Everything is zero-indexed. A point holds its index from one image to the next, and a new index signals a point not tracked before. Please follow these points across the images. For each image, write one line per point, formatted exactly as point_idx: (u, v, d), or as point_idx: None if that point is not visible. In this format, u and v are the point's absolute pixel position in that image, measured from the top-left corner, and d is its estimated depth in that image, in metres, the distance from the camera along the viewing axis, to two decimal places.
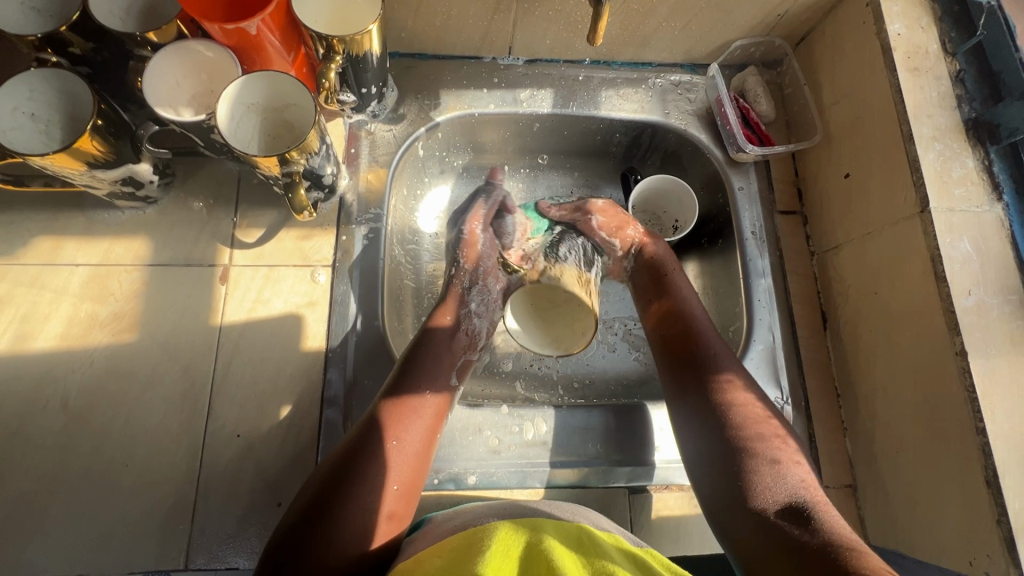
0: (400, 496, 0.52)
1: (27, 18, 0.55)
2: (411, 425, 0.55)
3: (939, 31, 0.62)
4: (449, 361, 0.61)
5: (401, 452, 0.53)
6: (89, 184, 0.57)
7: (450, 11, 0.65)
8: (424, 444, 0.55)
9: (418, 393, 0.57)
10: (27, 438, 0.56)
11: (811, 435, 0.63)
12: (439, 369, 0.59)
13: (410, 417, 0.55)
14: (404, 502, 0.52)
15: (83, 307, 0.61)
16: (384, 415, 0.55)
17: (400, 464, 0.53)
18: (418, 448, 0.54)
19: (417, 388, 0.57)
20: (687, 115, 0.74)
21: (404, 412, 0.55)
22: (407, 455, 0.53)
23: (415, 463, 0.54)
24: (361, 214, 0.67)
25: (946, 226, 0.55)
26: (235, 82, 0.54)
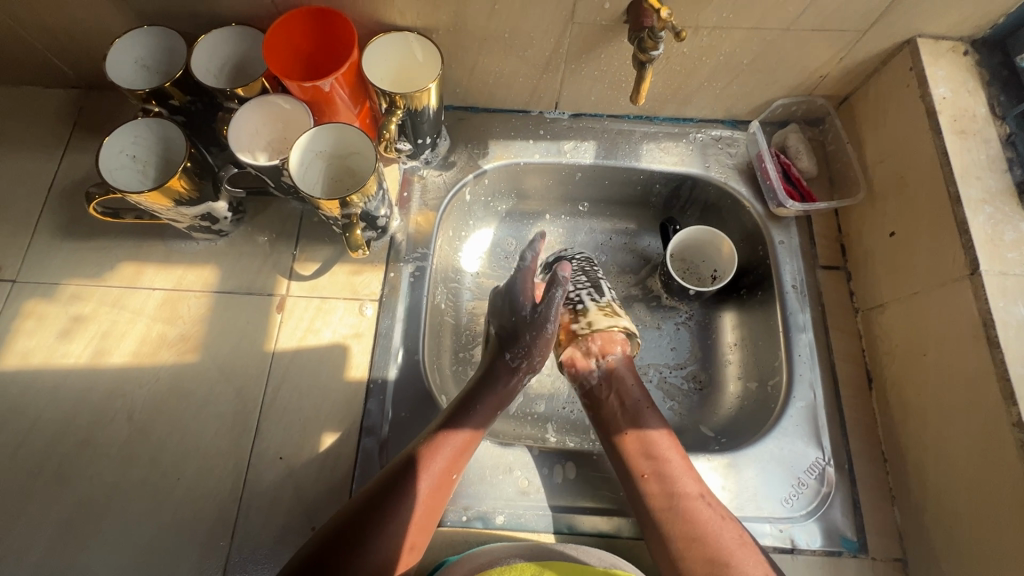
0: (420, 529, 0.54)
1: (136, 74, 0.64)
2: (435, 455, 0.57)
3: (987, 95, 0.62)
4: (507, 386, 0.64)
5: (436, 476, 0.56)
6: (173, 218, 0.64)
7: (502, 71, 0.71)
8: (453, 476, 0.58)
9: (456, 431, 0.58)
10: (93, 445, 0.61)
11: (856, 501, 0.60)
12: (487, 405, 0.62)
13: (443, 452, 0.57)
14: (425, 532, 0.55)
15: (155, 328, 0.66)
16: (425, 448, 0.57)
17: (430, 494, 0.56)
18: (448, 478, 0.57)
19: (457, 425, 0.59)
20: (728, 169, 0.76)
21: (438, 443, 0.57)
22: (441, 482, 0.56)
23: (440, 495, 0.56)
24: (409, 253, 0.71)
25: (999, 290, 0.53)
26: (307, 133, 0.60)
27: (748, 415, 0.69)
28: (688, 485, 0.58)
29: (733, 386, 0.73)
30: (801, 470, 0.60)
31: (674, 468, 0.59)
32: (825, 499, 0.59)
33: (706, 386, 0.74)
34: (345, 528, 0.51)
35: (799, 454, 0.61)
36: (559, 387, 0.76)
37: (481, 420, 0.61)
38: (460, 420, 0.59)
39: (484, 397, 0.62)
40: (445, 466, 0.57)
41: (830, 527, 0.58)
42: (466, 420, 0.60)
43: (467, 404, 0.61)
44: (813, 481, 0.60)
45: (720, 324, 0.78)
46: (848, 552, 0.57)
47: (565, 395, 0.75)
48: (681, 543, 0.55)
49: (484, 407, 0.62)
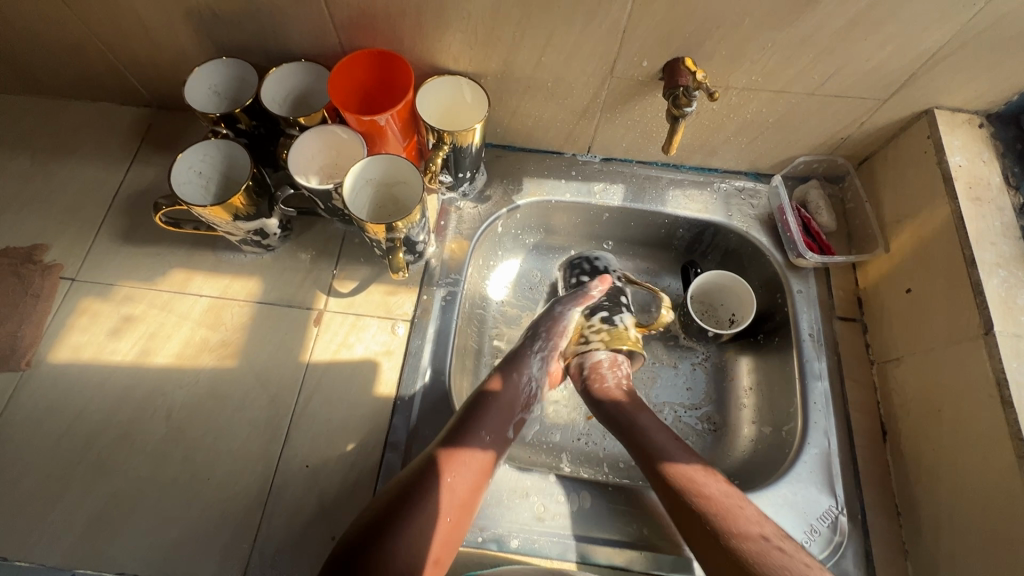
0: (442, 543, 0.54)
1: (208, 98, 0.70)
2: (449, 472, 0.57)
3: (1001, 166, 0.65)
4: (512, 402, 0.65)
5: (454, 490, 0.57)
6: (228, 231, 0.69)
7: (541, 115, 0.76)
8: (473, 494, 0.58)
9: (468, 447, 0.59)
10: (132, 440, 0.64)
11: (869, 552, 0.60)
12: (499, 425, 0.63)
13: (462, 468, 0.58)
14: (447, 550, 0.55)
15: (199, 332, 0.70)
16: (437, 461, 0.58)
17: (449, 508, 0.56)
18: (467, 490, 0.58)
19: (469, 442, 0.60)
20: (749, 219, 0.79)
21: (454, 453, 0.59)
22: (456, 496, 0.57)
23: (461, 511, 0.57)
24: (442, 278, 0.75)
25: (1013, 351, 0.55)
26: (361, 161, 0.65)
27: (761, 459, 0.70)
28: (744, 519, 0.54)
29: (748, 429, 0.74)
30: (814, 516, 0.61)
31: (726, 508, 0.55)
32: (838, 548, 0.60)
33: (721, 428, 0.76)
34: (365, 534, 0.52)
35: (812, 500, 0.62)
36: (575, 418, 0.78)
37: (495, 433, 0.62)
38: (471, 439, 0.60)
39: (494, 415, 0.63)
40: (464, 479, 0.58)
41: None
42: (476, 432, 0.61)
43: (476, 416, 0.62)
44: (826, 529, 0.61)
45: (737, 367, 0.79)
46: None
47: (581, 427, 0.77)
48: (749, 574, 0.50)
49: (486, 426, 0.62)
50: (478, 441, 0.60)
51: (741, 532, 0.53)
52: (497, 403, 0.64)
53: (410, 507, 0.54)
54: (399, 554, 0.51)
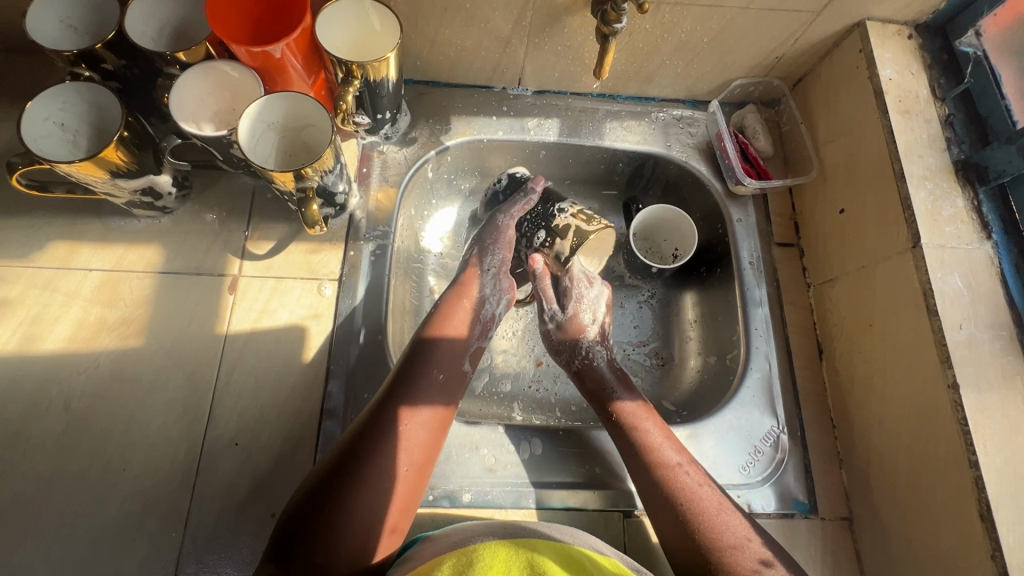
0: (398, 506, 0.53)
1: (63, 34, 0.58)
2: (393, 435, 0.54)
3: (929, 78, 0.65)
4: (460, 356, 0.63)
5: (404, 450, 0.54)
6: (110, 192, 0.59)
7: (464, 43, 0.69)
8: (419, 457, 0.55)
9: (414, 404, 0.56)
10: (27, 438, 0.57)
11: (808, 465, 0.63)
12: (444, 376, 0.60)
13: (414, 423, 0.56)
14: (402, 515, 0.53)
15: (92, 311, 0.62)
16: (379, 422, 0.55)
17: (399, 471, 0.53)
18: (412, 461, 0.55)
19: (414, 399, 0.57)
20: (688, 148, 0.77)
21: (400, 411, 0.56)
22: (404, 457, 0.54)
23: (414, 468, 0.54)
24: (369, 231, 0.69)
25: (938, 262, 0.56)
26: (257, 101, 0.56)
27: (708, 388, 0.71)
28: (670, 454, 0.58)
29: (694, 361, 0.75)
30: (757, 438, 0.63)
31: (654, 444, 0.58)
32: (780, 465, 0.62)
33: (668, 362, 0.76)
34: (306, 517, 0.49)
35: (755, 423, 0.63)
36: (524, 365, 0.76)
37: (443, 391, 0.59)
38: (418, 396, 0.57)
39: (439, 370, 0.60)
40: (414, 443, 0.55)
41: (784, 491, 0.61)
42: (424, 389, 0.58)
43: (421, 374, 0.59)
44: (768, 448, 0.62)
45: (682, 301, 0.79)
46: (800, 514, 0.60)
47: (531, 374, 0.75)
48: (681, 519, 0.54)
49: (435, 371, 0.60)
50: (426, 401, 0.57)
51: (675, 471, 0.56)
52: (439, 359, 0.61)
53: (353, 475, 0.51)
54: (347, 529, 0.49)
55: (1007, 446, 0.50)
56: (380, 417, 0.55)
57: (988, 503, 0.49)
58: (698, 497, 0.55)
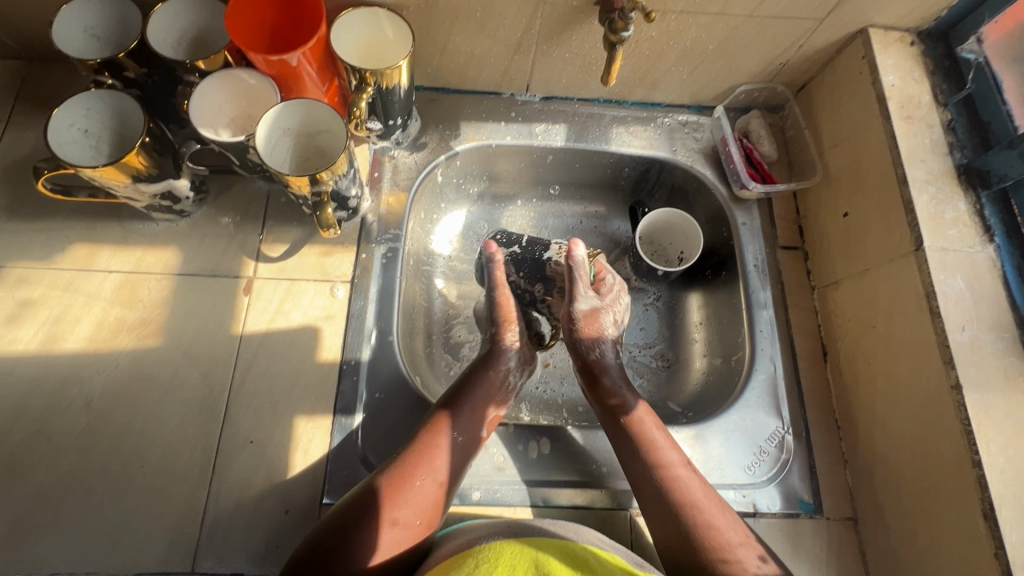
0: (420, 512, 0.55)
1: (87, 43, 0.60)
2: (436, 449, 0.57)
3: (932, 83, 0.66)
4: (496, 391, 0.65)
5: (440, 463, 0.57)
6: (130, 196, 0.61)
7: (474, 50, 0.70)
8: (440, 495, 0.56)
9: (458, 421, 0.60)
10: (49, 435, 0.58)
11: (812, 466, 0.63)
12: (484, 396, 0.63)
13: (438, 462, 0.57)
14: (415, 531, 0.54)
15: (112, 312, 0.64)
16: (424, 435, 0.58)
17: (432, 487, 0.56)
18: (433, 500, 0.55)
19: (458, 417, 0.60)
20: (694, 153, 0.78)
21: (427, 452, 0.56)
22: (429, 493, 0.55)
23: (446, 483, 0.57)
24: (380, 234, 0.70)
25: (940, 264, 0.57)
26: (275, 108, 0.58)
27: (713, 389, 0.72)
28: (666, 453, 0.59)
29: (699, 362, 0.76)
30: (762, 438, 0.63)
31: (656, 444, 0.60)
32: (785, 465, 0.63)
33: (673, 364, 0.77)
34: (347, 517, 0.51)
35: (760, 424, 0.64)
36: (532, 366, 0.77)
37: (469, 436, 0.60)
38: (461, 415, 0.60)
39: (469, 415, 0.61)
40: (435, 482, 0.56)
41: (788, 491, 0.62)
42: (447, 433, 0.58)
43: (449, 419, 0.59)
44: (773, 449, 0.63)
45: (687, 304, 0.80)
46: (805, 513, 0.61)
47: (538, 375, 0.76)
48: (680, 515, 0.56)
49: (480, 392, 0.63)
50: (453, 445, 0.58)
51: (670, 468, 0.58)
52: (470, 402, 0.62)
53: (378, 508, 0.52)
54: (376, 528, 0.52)
55: (1010, 446, 0.51)
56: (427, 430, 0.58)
57: (991, 503, 0.49)
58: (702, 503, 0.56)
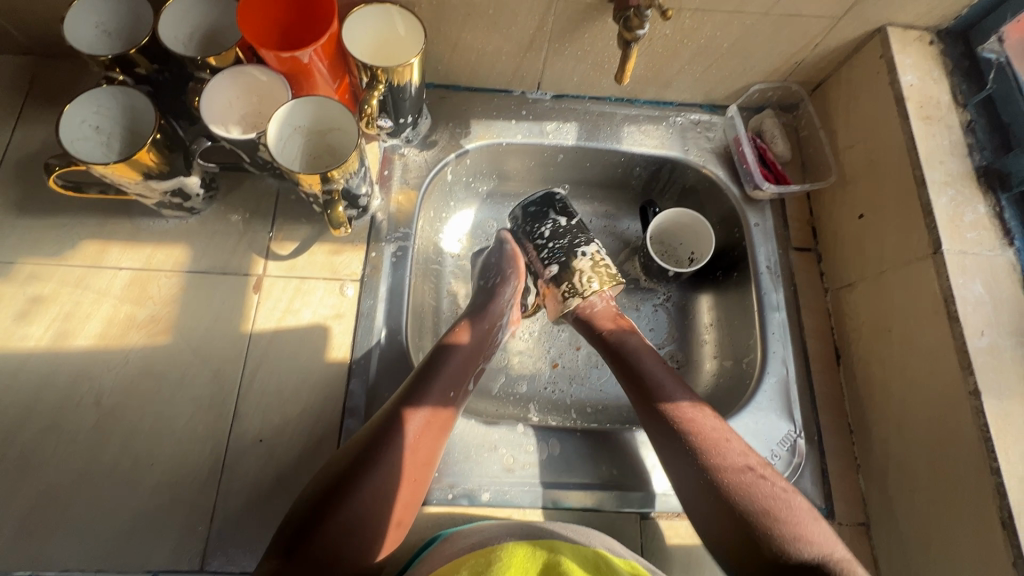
0: (402, 504, 0.54)
1: (99, 40, 0.60)
2: (398, 439, 0.55)
3: (951, 84, 0.64)
4: (463, 375, 0.62)
5: (409, 453, 0.55)
6: (141, 193, 0.61)
7: (486, 48, 0.70)
8: (432, 453, 0.57)
9: (421, 409, 0.57)
10: (59, 432, 0.58)
11: (825, 470, 0.63)
12: (453, 379, 0.60)
13: (433, 429, 0.57)
14: (409, 511, 0.55)
15: (122, 309, 0.63)
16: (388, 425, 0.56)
17: (402, 479, 0.54)
18: (422, 459, 0.56)
19: (421, 404, 0.57)
20: (706, 152, 0.77)
21: (398, 433, 0.55)
22: (417, 458, 0.56)
23: (416, 468, 0.55)
24: (390, 232, 0.70)
25: (959, 268, 0.56)
26: (286, 105, 0.58)
27: (724, 392, 0.72)
28: (716, 438, 0.57)
29: (710, 364, 0.75)
30: (774, 442, 0.63)
31: (709, 437, 0.57)
32: (797, 469, 0.62)
33: (684, 365, 0.76)
34: (319, 511, 0.51)
35: (772, 427, 0.63)
36: (541, 366, 0.76)
37: (457, 392, 0.61)
38: (423, 399, 0.57)
39: (455, 368, 0.61)
40: (423, 436, 0.56)
41: (800, 495, 0.61)
42: (434, 393, 0.58)
43: (432, 378, 0.59)
44: (785, 452, 0.62)
45: (697, 305, 0.79)
46: None
47: (547, 375, 0.76)
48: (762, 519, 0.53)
49: (446, 380, 0.60)
50: (441, 399, 0.59)
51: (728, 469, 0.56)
52: (458, 356, 0.62)
53: (365, 473, 0.53)
54: (349, 523, 0.51)
55: None
56: (392, 419, 0.56)
57: (1009, 510, 0.49)
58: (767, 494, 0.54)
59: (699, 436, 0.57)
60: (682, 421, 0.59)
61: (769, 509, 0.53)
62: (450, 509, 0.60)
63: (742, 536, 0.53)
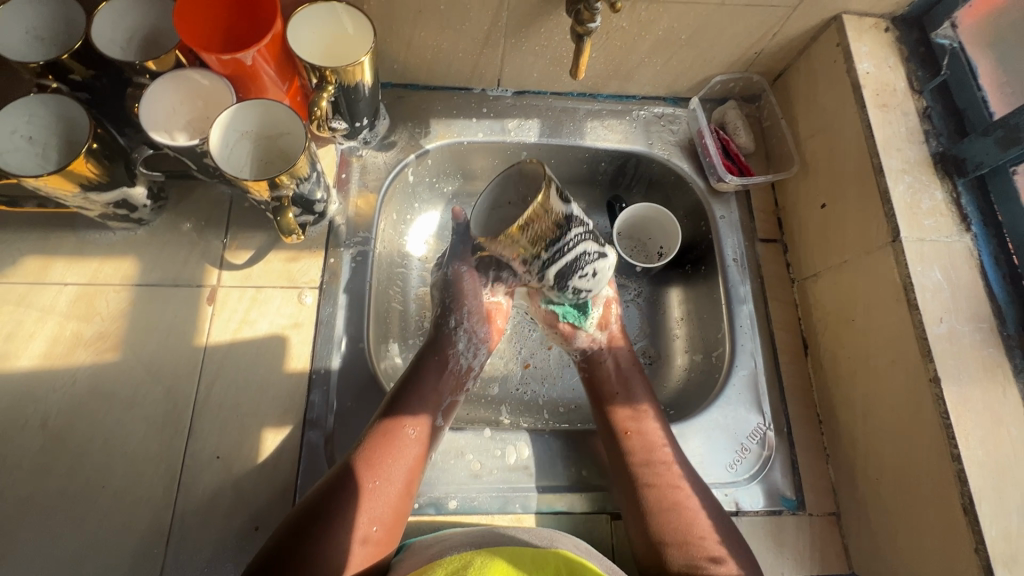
0: (377, 522, 0.52)
1: (29, 45, 0.57)
2: (400, 457, 0.55)
3: (907, 70, 0.64)
4: (439, 393, 0.61)
5: (399, 469, 0.55)
6: (82, 205, 0.58)
7: (440, 45, 0.68)
8: (415, 471, 0.56)
9: (409, 418, 0.57)
10: (4, 457, 0.56)
11: (795, 463, 0.63)
12: (427, 394, 0.60)
13: (406, 443, 0.56)
14: (388, 527, 0.53)
15: (68, 326, 0.61)
16: (378, 436, 0.56)
17: (383, 496, 0.53)
18: (391, 503, 0.54)
19: (408, 414, 0.58)
20: (671, 146, 0.76)
21: (391, 441, 0.56)
22: (392, 493, 0.54)
23: (404, 488, 0.55)
24: (349, 238, 0.68)
25: (917, 255, 0.56)
26: (228, 110, 0.56)
27: (695, 386, 0.71)
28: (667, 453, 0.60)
29: (681, 359, 0.75)
30: (744, 436, 0.63)
31: (649, 440, 0.60)
32: (767, 462, 0.62)
33: (656, 361, 0.76)
34: (295, 530, 0.49)
35: (742, 421, 0.63)
36: (511, 368, 0.75)
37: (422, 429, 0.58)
38: (407, 414, 0.58)
39: (418, 407, 0.59)
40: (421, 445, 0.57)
41: (771, 488, 0.61)
42: (415, 408, 0.58)
43: (412, 389, 0.60)
44: (755, 446, 0.62)
45: (668, 299, 0.79)
46: (787, 511, 0.60)
47: (517, 377, 0.75)
48: (679, 514, 0.56)
49: (426, 389, 0.61)
50: (403, 439, 0.56)
51: (659, 463, 0.59)
52: (432, 371, 0.62)
53: (339, 506, 0.51)
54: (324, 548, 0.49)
55: (988, 438, 0.50)
56: (380, 430, 0.56)
57: (971, 497, 0.49)
58: (680, 500, 0.57)
59: (635, 435, 0.61)
60: (632, 426, 0.61)
61: (694, 516, 0.56)
62: (417, 518, 0.59)
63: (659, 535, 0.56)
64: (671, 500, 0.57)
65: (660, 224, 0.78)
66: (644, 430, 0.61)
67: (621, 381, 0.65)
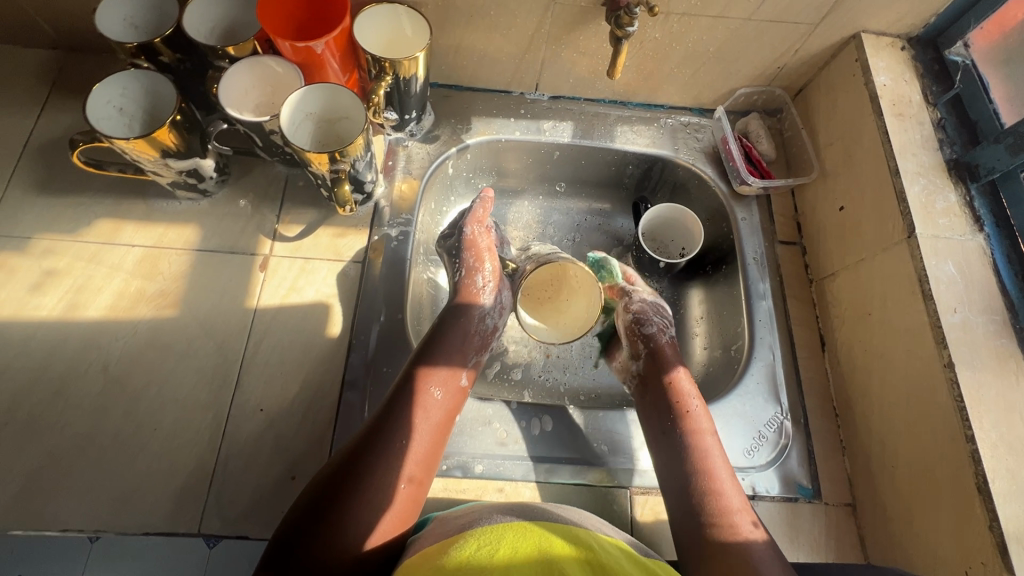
0: (418, 462, 0.55)
1: (125, 31, 0.64)
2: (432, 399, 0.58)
3: (922, 85, 0.69)
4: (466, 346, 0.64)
5: (432, 412, 0.58)
6: (157, 172, 0.64)
7: (487, 48, 0.74)
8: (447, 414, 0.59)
9: (439, 367, 0.61)
10: (66, 397, 0.60)
11: (811, 452, 0.64)
12: (456, 347, 0.63)
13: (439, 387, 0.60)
14: (426, 468, 0.56)
15: (133, 283, 0.66)
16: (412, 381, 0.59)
17: (421, 438, 0.56)
18: (427, 446, 0.56)
19: (438, 362, 0.61)
20: (695, 152, 0.81)
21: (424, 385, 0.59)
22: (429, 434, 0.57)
23: (437, 433, 0.58)
24: (392, 219, 0.73)
25: (932, 250, 0.59)
26: (298, 91, 0.62)
27: (713, 377, 0.74)
28: (701, 421, 0.61)
29: (700, 353, 0.77)
30: (762, 423, 0.64)
31: (695, 414, 0.61)
32: (784, 449, 0.64)
33: None
34: (344, 470, 0.52)
35: (759, 409, 0.65)
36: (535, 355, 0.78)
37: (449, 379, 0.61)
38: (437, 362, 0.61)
39: (446, 361, 0.61)
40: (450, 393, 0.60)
41: (787, 474, 0.63)
42: (445, 357, 0.62)
43: (440, 342, 0.63)
44: (772, 434, 0.64)
45: (689, 298, 0.82)
46: (803, 498, 0.62)
47: (541, 363, 0.78)
48: (709, 480, 0.57)
49: (455, 342, 0.64)
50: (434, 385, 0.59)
51: (696, 431, 0.60)
52: (462, 327, 0.65)
53: (382, 445, 0.54)
54: (371, 483, 0.51)
55: (1002, 422, 0.52)
56: (413, 376, 0.59)
57: (985, 476, 0.50)
58: (714, 468, 0.58)
59: (683, 404, 0.62)
60: (673, 394, 0.63)
61: (721, 487, 0.56)
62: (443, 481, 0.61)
63: (689, 496, 0.57)
64: (700, 464, 0.58)
65: (682, 227, 0.82)
66: (685, 400, 0.62)
67: (655, 355, 0.67)
